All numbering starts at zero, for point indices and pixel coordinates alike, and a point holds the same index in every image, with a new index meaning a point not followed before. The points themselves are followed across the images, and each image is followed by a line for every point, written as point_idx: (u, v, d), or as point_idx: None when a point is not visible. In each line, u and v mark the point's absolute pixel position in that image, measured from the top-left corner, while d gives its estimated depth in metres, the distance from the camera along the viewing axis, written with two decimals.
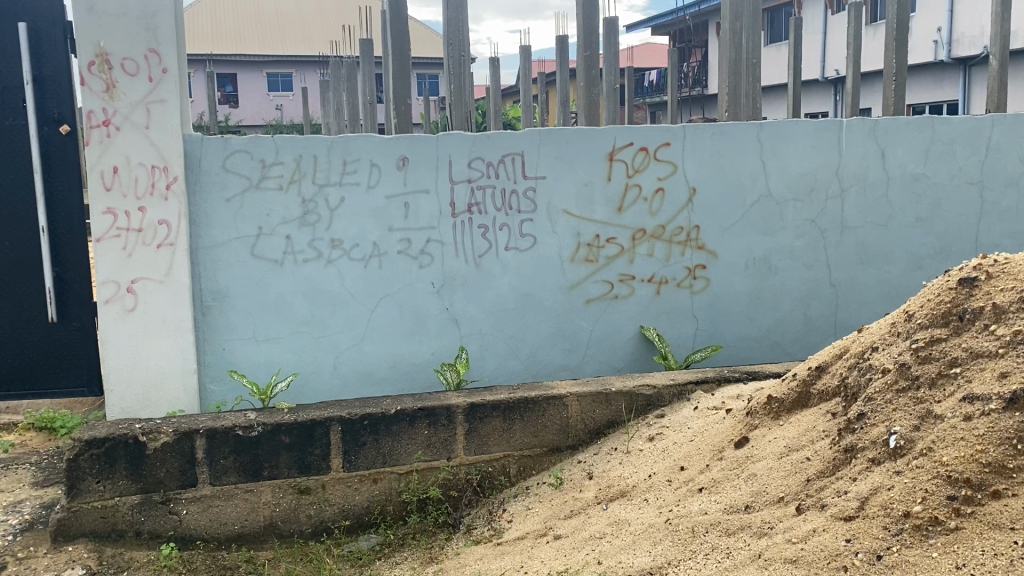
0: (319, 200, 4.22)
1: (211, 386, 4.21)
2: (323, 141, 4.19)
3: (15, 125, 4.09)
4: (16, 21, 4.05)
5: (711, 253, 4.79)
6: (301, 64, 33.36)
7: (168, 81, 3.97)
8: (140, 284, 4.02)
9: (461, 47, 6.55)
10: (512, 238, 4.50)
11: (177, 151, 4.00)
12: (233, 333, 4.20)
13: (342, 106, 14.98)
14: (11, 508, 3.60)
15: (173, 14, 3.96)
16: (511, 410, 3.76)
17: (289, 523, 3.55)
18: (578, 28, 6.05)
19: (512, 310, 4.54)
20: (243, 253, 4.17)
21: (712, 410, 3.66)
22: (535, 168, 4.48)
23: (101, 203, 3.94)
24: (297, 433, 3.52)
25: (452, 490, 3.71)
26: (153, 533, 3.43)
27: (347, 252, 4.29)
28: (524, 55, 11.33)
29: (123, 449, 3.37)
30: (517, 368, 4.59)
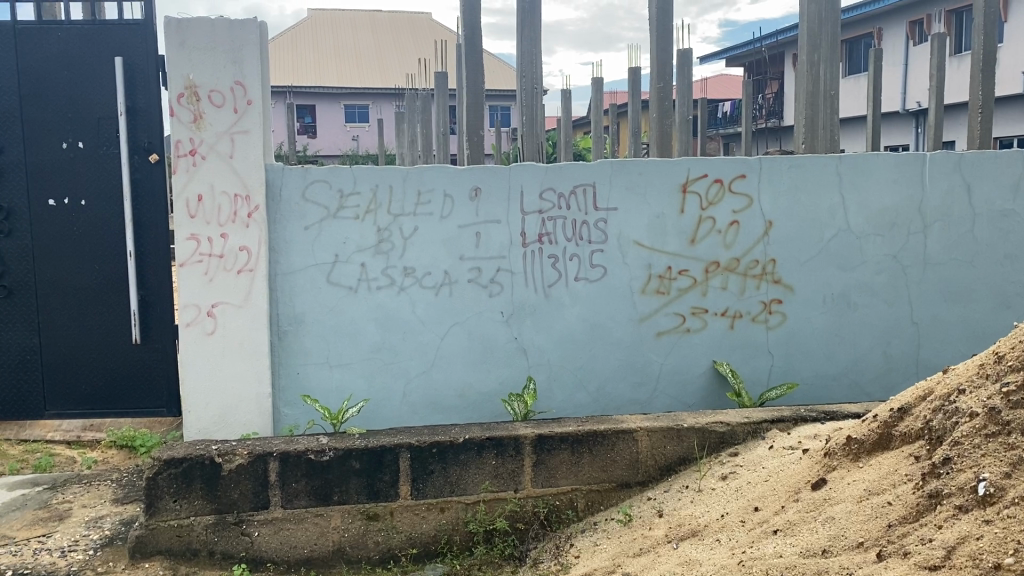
0: (393, 229, 4.29)
1: (284, 410, 4.29)
2: (399, 171, 4.26)
3: (107, 154, 4.28)
4: (112, 55, 4.25)
5: (788, 288, 4.69)
6: (378, 96, 34.20)
7: (252, 112, 4.10)
8: (220, 308, 4.13)
9: (534, 81, 6.66)
10: (583, 268, 4.49)
11: (259, 181, 4.12)
12: (307, 357, 4.29)
13: (416, 136, 15.30)
14: (92, 523, 3.72)
15: (259, 48, 4.10)
16: (579, 443, 3.72)
17: (357, 549, 3.57)
18: (652, 61, 6.06)
19: (581, 341, 4.51)
20: (319, 279, 4.26)
21: (787, 449, 3.56)
22: (607, 200, 4.47)
23: (186, 229, 4.08)
24: (366, 459, 3.55)
25: (519, 523, 3.68)
26: (226, 554, 3.49)
27: (419, 280, 4.34)
28: (596, 88, 11.41)
29: (200, 469, 3.45)
30: (585, 401, 4.55)
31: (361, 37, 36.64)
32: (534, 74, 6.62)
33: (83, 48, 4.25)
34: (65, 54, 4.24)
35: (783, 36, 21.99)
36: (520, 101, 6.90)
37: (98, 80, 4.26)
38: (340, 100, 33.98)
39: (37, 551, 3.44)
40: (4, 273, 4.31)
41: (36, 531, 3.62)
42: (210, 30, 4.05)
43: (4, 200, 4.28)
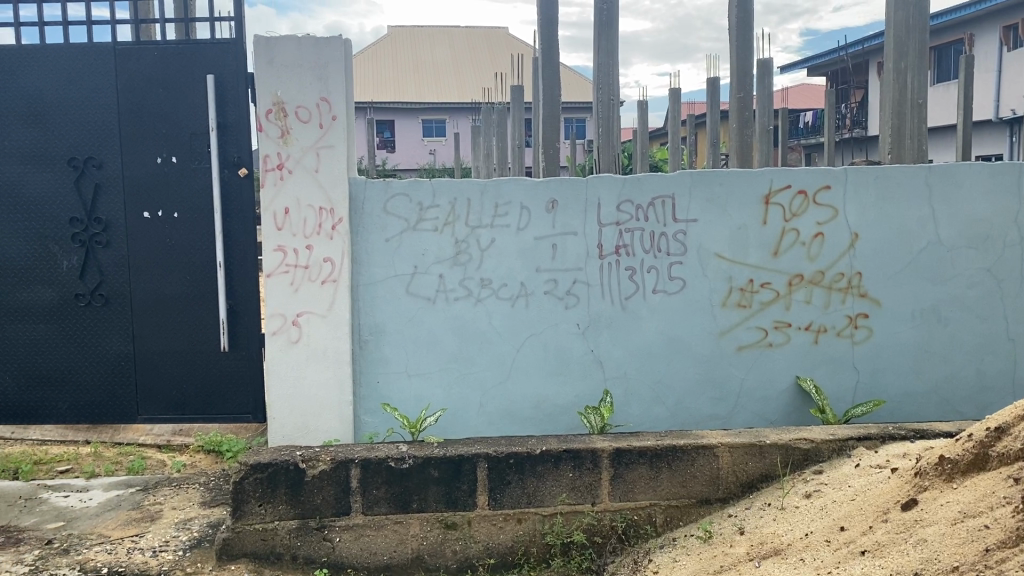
0: (471, 241, 4.34)
1: (365, 418, 4.37)
2: (477, 184, 4.30)
3: (199, 168, 4.45)
4: (204, 72, 4.42)
5: (875, 301, 4.56)
6: (454, 110, 34.62)
7: (337, 127, 4.20)
8: (305, 318, 4.24)
9: (611, 92, 6.66)
10: (661, 280, 4.44)
11: (343, 194, 4.22)
12: (387, 366, 4.36)
13: (492, 150, 15.42)
14: (181, 525, 3.85)
15: (343, 64, 4.19)
16: (658, 458, 3.68)
17: (435, 557, 3.59)
18: (732, 70, 6.00)
19: (659, 355, 4.47)
20: (398, 290, 4.33)
21: (875, 468, 3.46)
22: (687, 211, 4.42)
23: (273, 241, 4.21)
24: (445, 468, 3.59)
25: (597, 536, 3.65)
26: (308, 558, 3.55)
27: (496, 292, 4.37)
28: (674, 99, 11.32)
29: (284, 474, 3.53)
30: (663, 415, 4.50)
31: (439, 53, 37.25)
32: (612, 86, 6.62)
33: (177, 67, 4.43)
34: (161, 72, 4.43)
35: (869, 43, 21.44)
36: (597, 114, 6.92)
37: (191, 96, 4.43)
38: (419, 114, 34.53)
39: (131, 550, 3.58)
40: (101, 282, 4.51)
41: (130, 531, 3.77)
42: (297, 48, 4.16)
43: (102, 213, 4.48)
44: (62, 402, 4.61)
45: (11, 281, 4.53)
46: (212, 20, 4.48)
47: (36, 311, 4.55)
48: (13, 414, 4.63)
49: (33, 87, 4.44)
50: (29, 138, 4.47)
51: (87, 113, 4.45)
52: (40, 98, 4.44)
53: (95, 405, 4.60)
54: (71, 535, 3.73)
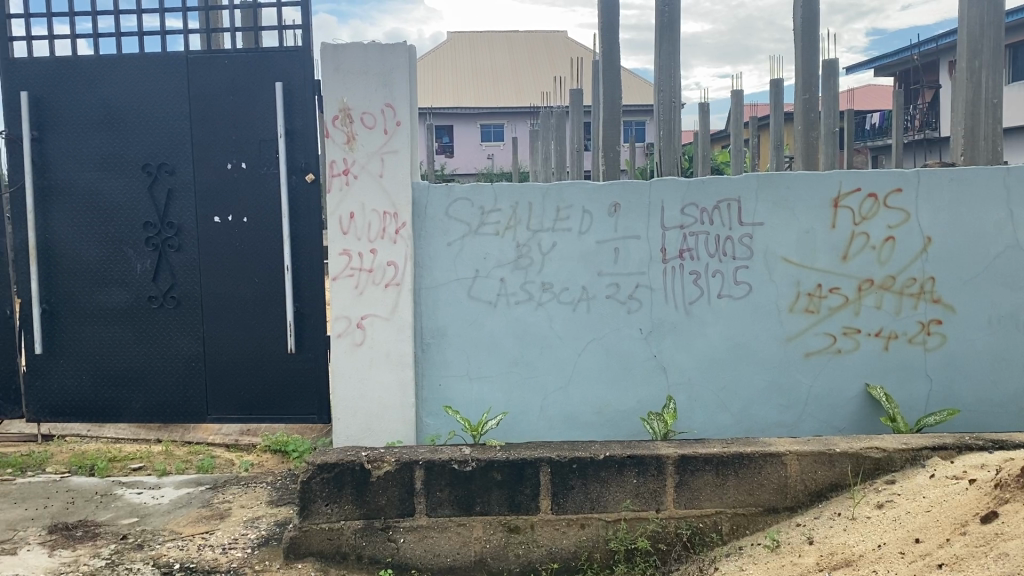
0: (533, 244, 4.34)
1: (427, 420, 4.40)
2: (538, 188, 4.30)
3: (267, 174, 4.55)
4: (272, 80, 4.52)
5: (948, 307, 4.42)
6: (513, 115, 34.69)
7: (401, 132, 4.24)
8: (368, 320, 4.29)
9: (672, 95, 6.61)
10: (726, 285, 4.38)
11: (406, 199, 4.26)
12: (449, 370, 4.38)
13: (551, 154, 15.40)
14: (250, 523, 3.92)
15: (408, 70, 4.23)
16: (724, 465, 3.62)
17: (499, 560, 3.60)
18: (797, 70, 5.91)
19: (723, 360, 4.41)
20: (460, 294, 4.35)
21: (951, 480, 3.36)
22: (753, 215, 4.35)
23: (338, 245, 4.27)
24: (508, 471, 3.59)
25: (661, 543, 3.62)
26: (373, 559, 3.59)
27: (558, 295, 4.36)
28: (737, 101, 11.17)
29: (351, 474, 3.58)
30: (728, 422, 4.44)
31: (497, 58, 37.42)
32: (673, 87, 6.57)
33: (247, 75, 4.53)
34: (231, 80, 4.54)
35: (940, 41, 20.83)
36: (658, 116, 6.87)
37: (259, 104, 4.53)
38: (477, 119, 34.66)
39: (202, 546, 3.67)
40: (174, 284, 4.63)
41: (200, 528, 3.86)
42: (363, 55, 4.22)
43: (175, 217, 4.60)
44: (135, 401, 4.75)
45: (88, 284, 4.67)
46: (281, 28, 4.57)
47: (111, 312, 4.69)
48: (90, 413, 4.78)
49: (109, 95, 4.58)
50: (105, 144, 4.61)
51: (160, 120, 4.57)
52: (116, 106, 4.58)
53: (167, 404, 4.73)
54: (145, 531, 3.84)
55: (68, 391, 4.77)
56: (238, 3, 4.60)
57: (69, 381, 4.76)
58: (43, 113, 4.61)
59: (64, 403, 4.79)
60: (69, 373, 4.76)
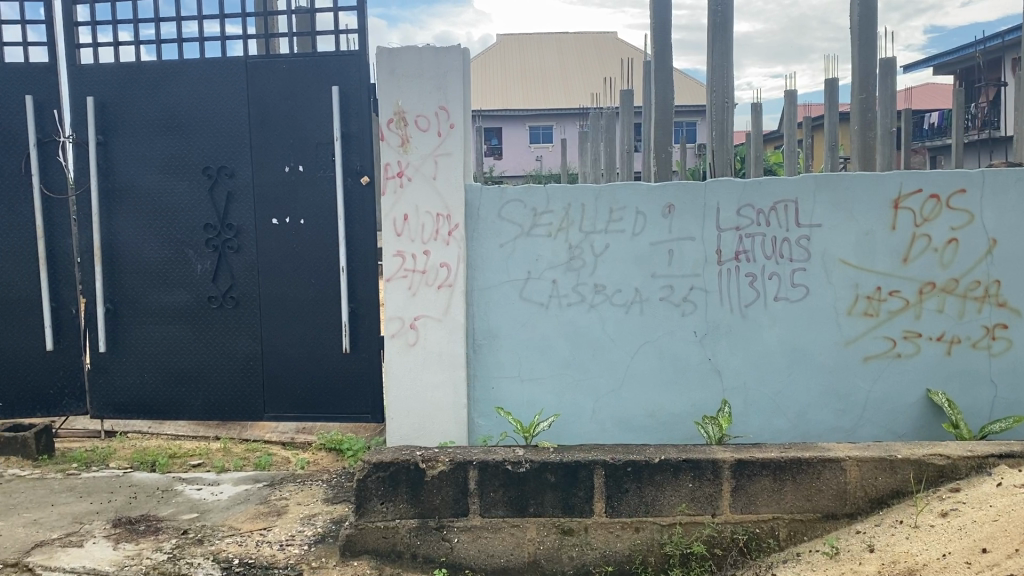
0: (585, 246, 4.33)
1: (479, 421, 4.42)
2: (591, 189, 4.29)
3: (323, 176, 4.61)
4: (328, 84, 4.58)
5: (1014, 311, 4.31)
6: (561, 117, 34.62)
7: (455, 135, 4.26)
8: (421, 321, 4.33)
9: (725, 95, 6.54)
10: (783, 287, 4.32)
11: (460, 201, 4.29)
12: (501, 371, 4.39)
13: (600, 156, 15.32)
14: (306, 520, 3.98)
15: (462, 73, 4.25)
16: (782, 470, 3.57)
17: (553, 562, 3.59)
18: (853, 71, 5.80)
19: (779, 364, 4.35)
20: (512, 295, 4.36)
21: (1018, 489, 3.33)
22: (810, 216, 4.28)
23: (392, 246, 4.31)
24: (562, 473, 3.59)
25: (717, 548, 3.58)
26: (428, 558, 3.61)
27: (611, 297, 4.35)
28: (790, 101, 11.00)
29: (406, 474, 3.61)
30: (783, 427, 4.38)
31: (546, 60, 37.41)
32: (726, 88, 6.51)
33: (304, 79, 4.60)
34: (289, 84, 4.61)
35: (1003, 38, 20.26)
36: (711, 117, 6.78)
37: (316, 107, 4.60)
38: (526, 121, 34.64)
39: (260, 542, 3.73)
40: (233, 285, 4.73)
41: (258, 524, 3.93)
42: (418, 58, 4.25)
43: (235, 219, 4.69)
44: (195, 399, 4.86)
45: (150, 284, 4.79)
46: (337, 32, 4.63)
47: (173, 312, 4.80)
48: (152, 410, 4.90)
49: (171, 100, 4.69)
50: (168, 148, 4.71)
51: (220, 124, 4.67)
52: (178, 111, 4.69)
53: (226, 402, 4.83)
54: (205, 526, 3.92)
55: (131, 388, 4.90)
56: (296, 9, 4.68)
57: (132, 379, 4.89)
58: (108, 117, 4.73)
59: (127, 400, 4.91)
60: (132, 372, 4.88)
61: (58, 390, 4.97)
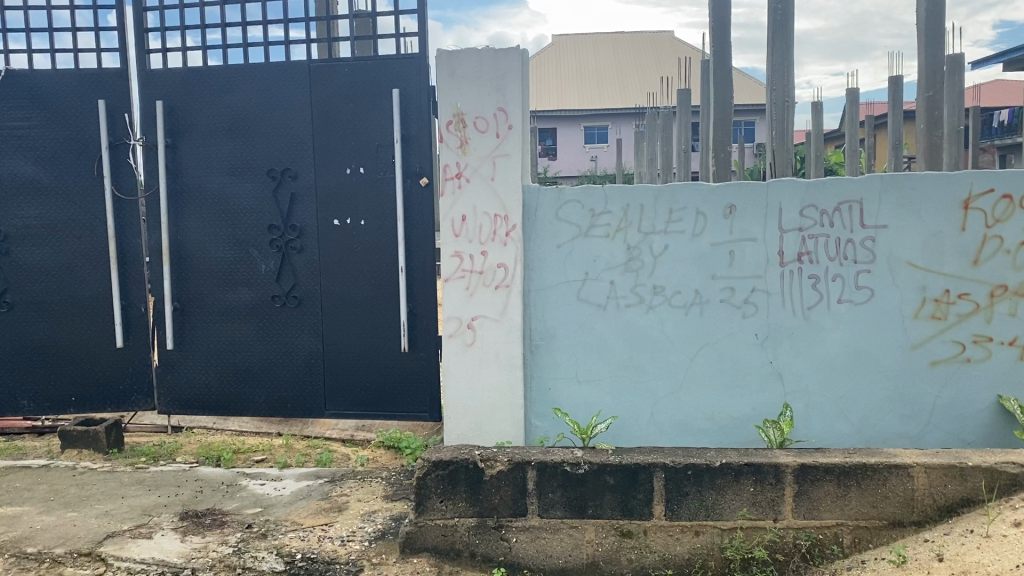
0: (644, 247, 4.30)
1: (536, 421, 4.43)
2: (651, 190, 4.26)
3: (384, 178, 4.67)
4: (389, 87, 4.64)
5: None
6: (616, 117, 34.42)
7: (514, 136, 4.27)
8: (479, 321, 4.35)
9: (786, 94, 6.44)
10: (847, 289, 4.24)
11: (518, 202, 4.29)
12: (558, 372, 4.39)
13: (656, 156, 15.20)
14: (367, 517, 4.04)
15: (520, 74, 4.25)
16: (846, 476, 3.51)
17: (611, 564, 3.59)
18: (919, 70, 5.65)
19: (843, 368, 4.27)
20: (570, 296, 4.36)
21: None
22: (876, 217, 4.19)
23: (450, 247, 4.34)
24: (620, 475, 3.58)
25: (779, 554, 3.54)
26: (486, 557, 3.64)
27: (669, 299, 4.31)
28: (852, 100, 10.78)
29: (464, 472, 3.63)
30: (846, 432, 4.30)
31: (600, 60, 37.31)
32: (787, 87, 6.42)
33: (365, 82, 4.67)
34: (350, 87, 4.68)
35: None
36: (771, 116, 6.67)
37: (377, 110, 4.66)
38: (580, 121, 34.56)
39: (322, 538, 3.80)
40: (296, 284, 4.82)
41: (320, 520, 4.00)
42: (477, 60, 4.26)
43: (297, 220, 4.78)
44: (258, 396, 4.96)
45: (216, 283, 4.91)
46: (398, 36, 4.68)
47: (237, 310, 4.91)
48: (216, 406, 5.02)
49: (238, 103, 4.79)
50: (234, 151, 4.82)
51: (285, 126, 4.76)
52: (243, 114, 4.79)
53: (287, 400, 4.93)
54: (268, 521, 4.00)
55: (197, 385, 5.02)
56: (357, 13, 4.74)
57: (198, 375, 5.01)
58: (176, 121, 4.85)
59: (193, 396, 5.04)
60: (198, 368, 5.01)
61: (128, 385, 5.13)
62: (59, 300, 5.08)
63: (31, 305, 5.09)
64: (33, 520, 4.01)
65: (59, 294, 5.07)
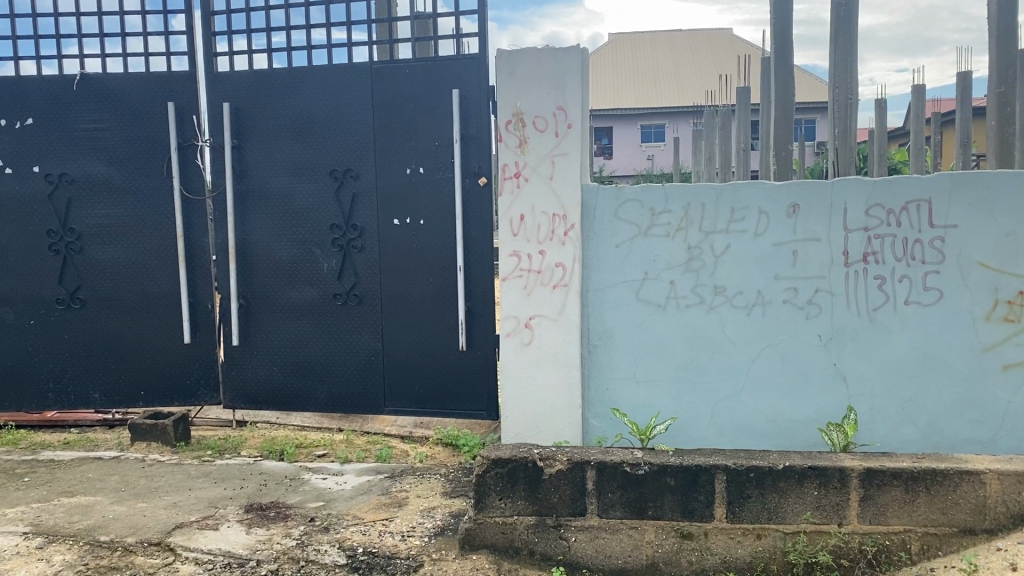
0: (704, 247, 4.26)
1: (593, 421, 4.41)
2: (712, 189, 4.21)
3: (443, 178, 4.71)
4: (449, 87, 4.67)
5: None
6: (673, 116, 34.10)
7: (573, 135, 4.26)
8: (537, 321, 4.36)
9: (850, 90, 6.30)
10: (915, 290, 4.14)
11: (576, 201, 4.28)
12: (616, 372, 4.37)
13: (716, 155, 15.04)
14: (426, 513, 4.08)
15: (581, 73, 4.24)
16: (915, 481, 3.44)
17: (671, 566, 3.56)
18: (990, 62, 5.38)
19: (909, 371, 4.17)
20: (628, 296, 4.34)
21: None
22: (945, 216, 4.08)
23: (509, 246, 4.35)
24: (681, 476, 3.56)
25: (844, 559, 3.47)
26: (545, 555, 3.64)
27: (730, 299, 4.27)
28: (919, 96, 10.53)
29: (524, 471, 3.65)
30: (913, 436, 4.20)
31: (657, 58, 37.04)
32: (850, 83, 6.28)
33: (425, 83, 4.71)
34: (411, 88, 4.73)
35: None
36: (835, 113, 6.53)
37: (437, 110, 4.70)
38: (637, 120, 34.35)
39: (382, 532, 3.85)
40: (357, 283, 4.89)
41: (381, 515, 4.05)
42: (537, 60, 4.27)
43: (358, 219, 4.85)
44: (320, 392, 5.05)
45: (280, 281, 5.00)
46: (458, 36, 4.71)
47: (300, 308, 5.00)
48: (280, 402, 5.12)
49: (302, 105, 4.88)
50: (298, 151, 4.92)
51: (347, 126, 4.83)
52: (308, 115, 4.88)
53: (348, 396, 5.00)
54: (330, 515, 4.07)
55: (261, 380, 5.13)
56: (418, 14, 4.79)
57: (262, 371, 5.12)
58: (243, 122, 4.97)
59: (257, 392, 5.15)
60: (262, 365, 5.11)
61: (194, 381, 5.26)
62: (130, 297, 5.24)
63: (104, 302, 5.26)
64: (106, 510, 4.15)
65: (129, 291, 5.23)
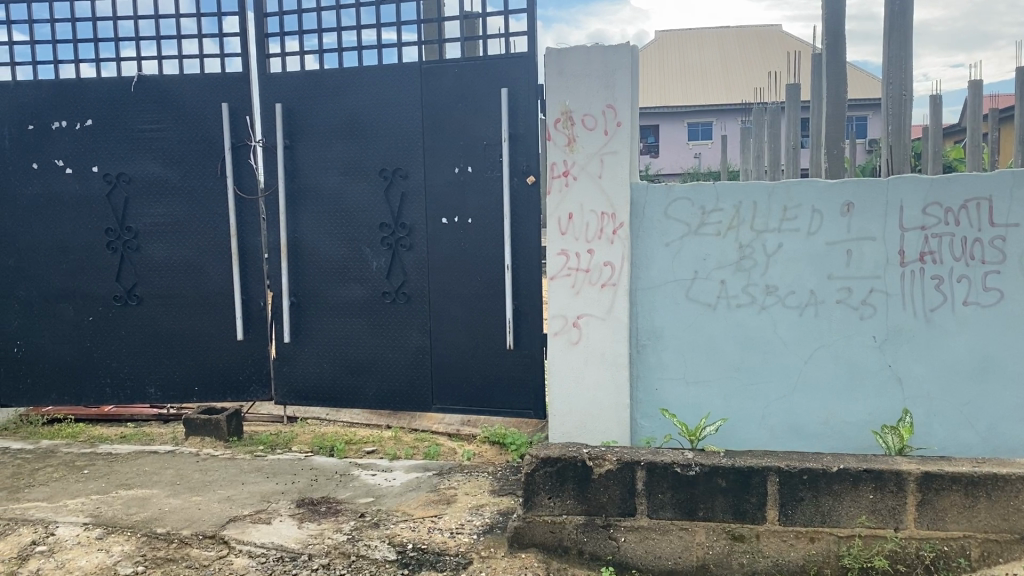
0: (756, 246, 4.20)
1: (642, 421, 4.40)
2: (764, 187, 4.15)
3: (492, 176, 4.72)
4: (498, 86, 4.68)
5: None
6: (720, 114, 33.72)
7: (622, 133, 4.23)
8: (585, 320, 4.35)
9: (905, 86, 6.17)
10: (974, 291, 4.04)
11: (625, 200, 4.26)
12: (665, 372, 4.35)
13: (764, 153, 14.84)
14: (475, 510, 4.09)
15: (630, 71, 4.21)
16: (975, 486, 3.37)
17: (722, 568, 3.53)
18: None
19: (968, 374, 4.08)
20: (678, 295, 4.30)
21: None
22: (1006, 216, 3.98)
23: (557, 245, 4.35)
24: (733, 478, 3.52)
25: (900, 565, 3.42)
26: (594, 555, 3.63)
27: (782, 299, 4.21)
28: (976, 92, 10.27)
29: (573, 470, 3.64)
30: (972, 441, 4.10)
31: (703, 56, 36.66)
32: (905, 79, 6.14)
33: (474, 82, 4.72)
34: (460, 87, 4.74)
35: None
36: (889, 109, 6.39)
37: (485, 110, 4.71)
38: (683, 119, 34.06)
39: (431, 529, 3.87)
40: (405, 282, 4.93)
41: (429, 511, 4.08)
42: (586, 58, 4.25)
43: (407, 218, 4.88)
44: (369, 390, 5.10)
45: (330, 279, 5.06)
46: (507, 35, 4.71)
47: (349, 306, 5.06)
48: (330, 398, 5.18)
49: (352, 105, 4.93)
50: (348, 150, 4.97)
51: (396, 125, 4.87)
52: (358, 115, 4.93)
53: (397, 393, 5.04)
54: (380, 510, 4.11)
55: (311, 377, 5.20)
56: (467, 13, 4.80)
57: (313, 368, 5.19)
58: (294, 123, 5.03)
59: (308, 389, 5.22)
60: (312, 362, 5.18)
61: (247, 377, 5.36)
62: (184, 294, 5.34)
63: (159, 299, 5.37)
64: (162, 503, 4.24)
65: (184, 288, 5.34)
